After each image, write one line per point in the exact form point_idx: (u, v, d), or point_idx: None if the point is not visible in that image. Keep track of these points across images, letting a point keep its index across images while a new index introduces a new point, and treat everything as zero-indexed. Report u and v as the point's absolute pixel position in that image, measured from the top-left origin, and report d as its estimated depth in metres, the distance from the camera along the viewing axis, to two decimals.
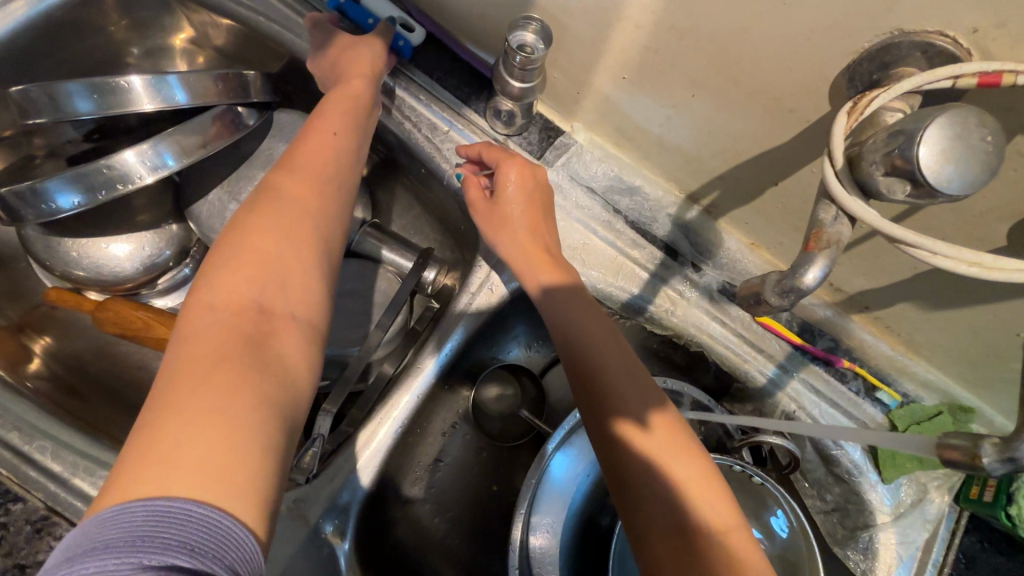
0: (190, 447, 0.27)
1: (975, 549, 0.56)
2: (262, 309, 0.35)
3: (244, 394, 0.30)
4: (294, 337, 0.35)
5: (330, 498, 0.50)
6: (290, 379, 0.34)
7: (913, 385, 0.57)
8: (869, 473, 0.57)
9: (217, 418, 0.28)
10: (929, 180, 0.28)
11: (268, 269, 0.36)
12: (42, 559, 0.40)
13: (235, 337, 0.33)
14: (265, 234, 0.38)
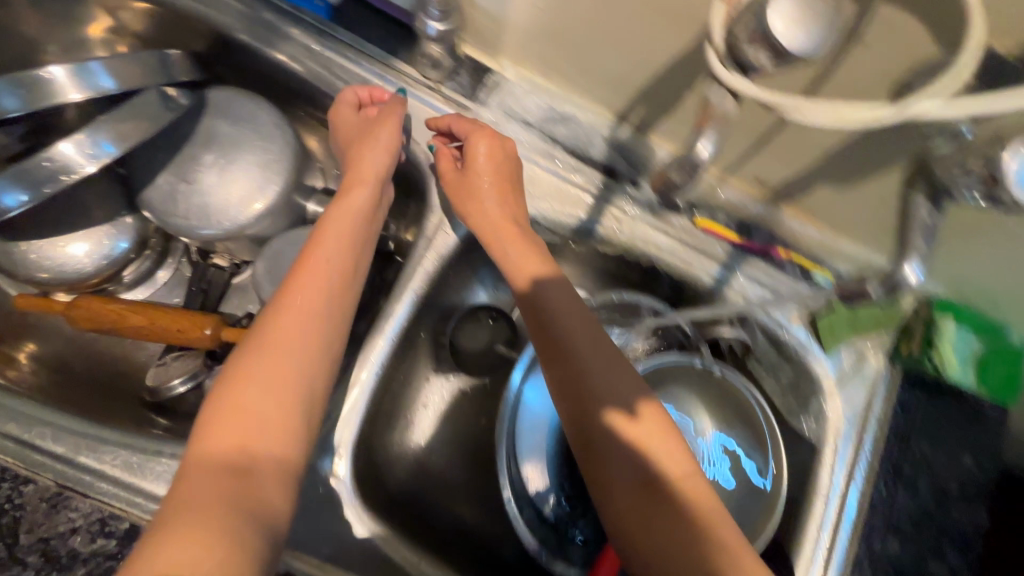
0: (207, 533, 0.33)
1: (911, 399, 0.62)
2: (283, 455, 0.40)
3: (251, 522, 0.36)
4: (277, 482, 0.39)
5: (322, 440, 0.52)
6: (275, 497, 0.38)
7: (844, 264, 0.62)
8: (813, 348, 0.63)
9: (232, 521, 0.35)
10: (784, 43, 0.33)
11: (286, 407, 0.42)
12: (61, 529, 0.43)
13: (231, 484, 0.37)
14: (261, 386, 0.42)
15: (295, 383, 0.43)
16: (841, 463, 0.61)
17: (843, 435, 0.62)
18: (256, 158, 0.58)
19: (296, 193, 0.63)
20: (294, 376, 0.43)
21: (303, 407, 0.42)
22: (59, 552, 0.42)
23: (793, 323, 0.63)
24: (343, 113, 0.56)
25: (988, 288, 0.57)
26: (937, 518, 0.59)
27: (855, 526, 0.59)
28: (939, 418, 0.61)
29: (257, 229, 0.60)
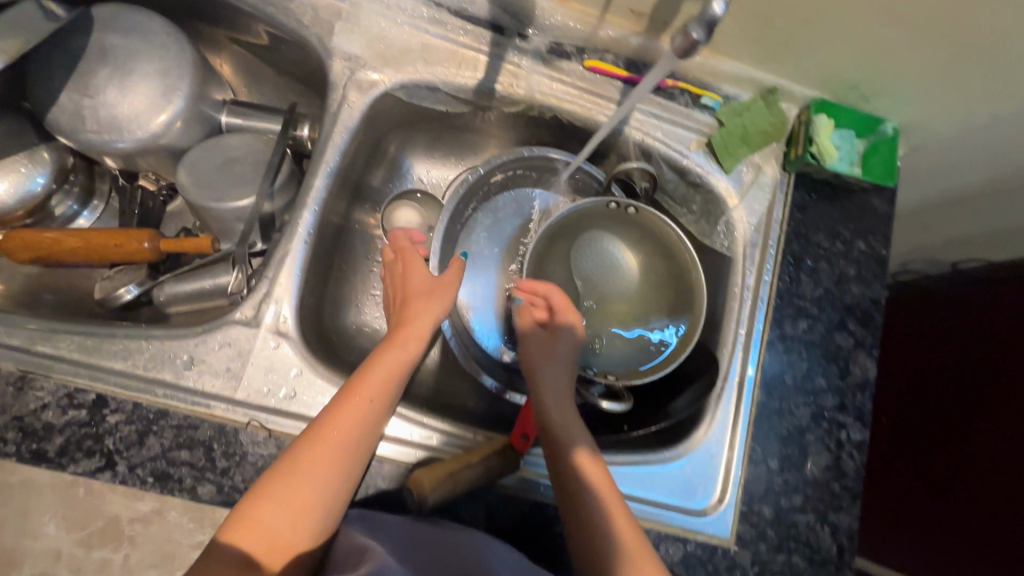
0: (278, 510, 0.45)
1: (806, 200, 0.68)
2: (342, 474, 0.48)
3: (310, 508, 0.46)
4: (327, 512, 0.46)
5: (257, 308, 0.54)
6: (311, 510, 0.46)
7: (728, 85, 0.67)
8: (714, 169, 0.68)
9: (295, 504, 0.45)
10: None
11: (353, 453, 0.49)
12: (32, 406, 0.47)
13: (288, 486, 0.45)
14: (321, 443, 0.48)
15: (359, 445, 0.49)
16: (751, 266, 0.67)
17: (751, 241, 0.68)
18: (153, 66, 0.60)
19: (203, 102, 0.65)
20: (362, 446, 0.50)
21: (350, 480, 0.48)
22: (35, 426, 0.47)
23: (693, 150, 0.68)
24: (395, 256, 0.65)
25: (856, 78, 0.62)
26: (838, 297, 0.67)
27: (769, 317, 0.65)
28: (831, 212, 0.68)
29: (171, 140, 0.63)
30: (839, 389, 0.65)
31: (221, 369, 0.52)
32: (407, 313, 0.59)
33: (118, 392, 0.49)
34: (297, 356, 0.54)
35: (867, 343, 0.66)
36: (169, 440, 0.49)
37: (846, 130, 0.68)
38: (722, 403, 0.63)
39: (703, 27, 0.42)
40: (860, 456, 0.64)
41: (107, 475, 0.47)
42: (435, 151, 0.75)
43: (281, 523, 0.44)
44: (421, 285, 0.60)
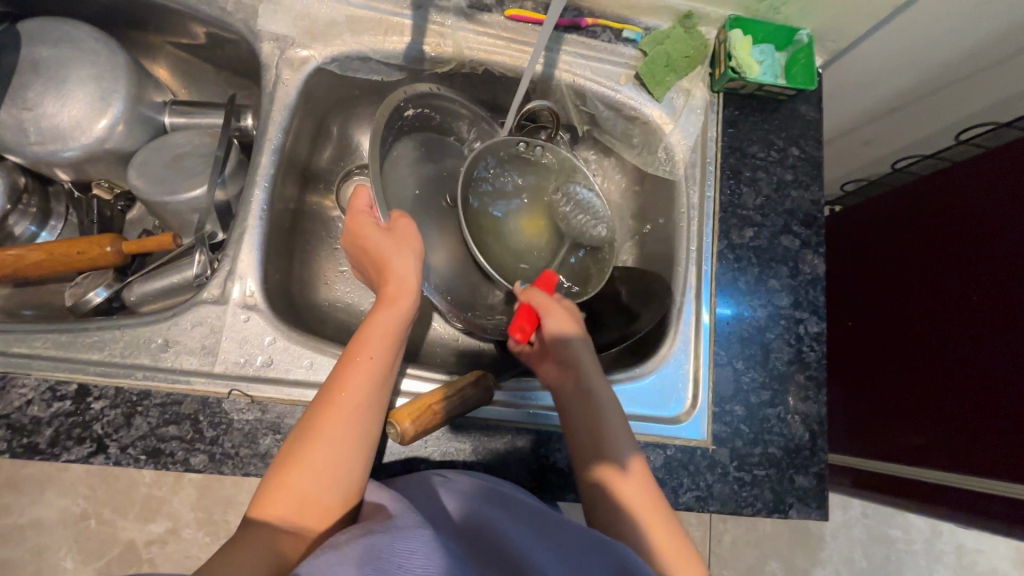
0: (303, 477, 0.46)
1: (736, 116, 0.72)
2: (353, 436, 0.48)
3: (339, 460, 0.47)
4: (355, 463, 0.48)
5: (223, 289, 0.56)
6: (338, 463, 0.47)
7: (646, 16, 0.70)
8: (646, 99, 0.71)
9: (316, 469, 0.46)
10: None
11: (361, 412, 0.49)
12: (17, 403, 0.49)
13: (314, 447, 0.47)
14: (334, 405, 0.49)
15: (366, 404, 0.50)
16: (694, 186, 0.70)
17: (691, 162, 0.71)
18: (86, 72, 0.61)
19: (142, 104, 0.66)
20: (370, 404, 0.50)
21: (369, 431, 0.50)
22: (23, 421, 0.49)
23: (623, 84, 0.70)
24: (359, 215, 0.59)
25: None
26: (779, 204, 0.70)
27: (717, 230, 0.68)
28: (763, 124, 0.72)
29: (116, 143, 0.64)
30: (792, 287, 0.68)
31: (197, 347, 0.54)
32: (384, 259, 0.57)
33: (99, 380, 0.51)
34: (268, 325, 0.56)
35: (813, 242, 0.70)
36: (156, 418, 0.51)
37: (765, 44, 0.71)
38: (684, 318, 0.66)
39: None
40: (820, 347, 0.67)
41: (101, 458, 0.49)
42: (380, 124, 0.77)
43: (306, 486, 0.46)
44: (386, 242, 0.57)
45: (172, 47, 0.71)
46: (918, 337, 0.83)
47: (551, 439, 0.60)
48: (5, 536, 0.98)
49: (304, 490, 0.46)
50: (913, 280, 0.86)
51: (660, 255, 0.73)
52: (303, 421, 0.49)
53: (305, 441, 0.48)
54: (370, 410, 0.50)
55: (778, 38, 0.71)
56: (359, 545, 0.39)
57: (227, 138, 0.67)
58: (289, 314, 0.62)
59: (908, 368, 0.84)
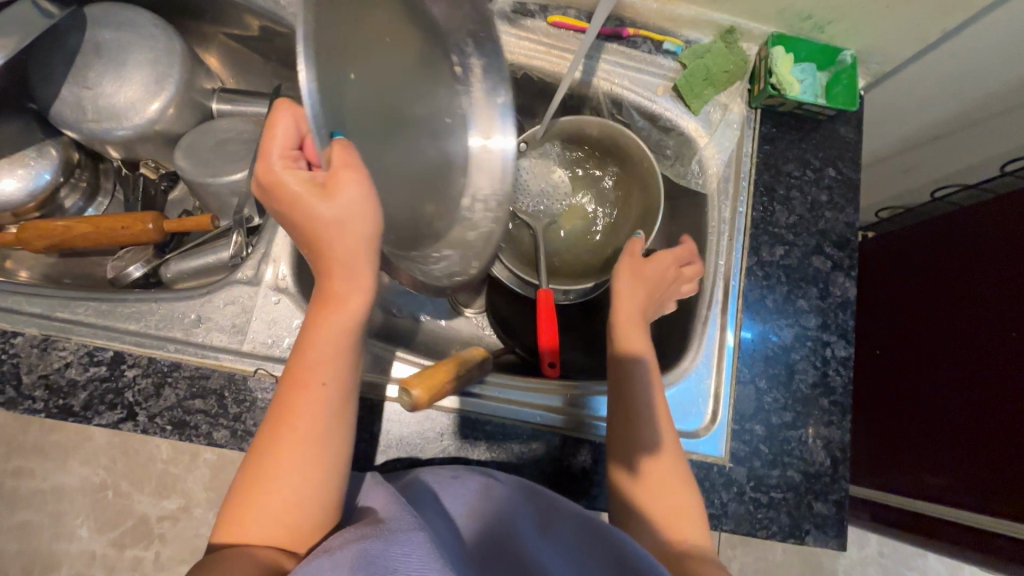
0: (260, 512, 0.43)
1: (773, 134, 0.71)
2: (305, 472, 0.45)
3: (295, 485, 0.44)
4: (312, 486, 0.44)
5: (257, 268, 0.58)
6: (296, 488, 0.44)
7: (688, 30, 0.70)
8: (682, 111, 0.71)
9: (273, 504, 0.44)
10: None
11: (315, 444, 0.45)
12: (56, 365, 0.51)
13: (265, 477, 0.44)
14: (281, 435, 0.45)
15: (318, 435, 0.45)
16: (726, 201, 0.70)
17: (723, 176, 0.70)
18: (145, 56, 0.64)
19: (194, 89, 0.69)
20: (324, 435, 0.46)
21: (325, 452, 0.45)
22: (59, 383, 0.51)
23: (660, 95, 0.71)
24: (291, 175, 0.42)
25: (809, 8, 0.65)
26: (812, 224, 0.69)
27: (746, 246, 0.67)
28: (799, 143, 0.71)
29: (166, 126, 0.67)
30: (820, 309, 0.67)
31: (227, 325, 0.56)
32: (322, 241, 0.44)
33: (133, 349, 0.53)
34: (297, 308, 0.57)
35: (845, 265, 0.69)
36: (184, 390, 0.52)
37: (807, 63, 0.71)
38: (708, 332, 0.66)
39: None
40: (846, 372, 0.66)
41: (129, 425, 0.51)
42: None
43: (266, 519, 0.43)
44: (322, 213, 0.42)
45: (224, 37, 0.74)
46: (949, 373, 0.81)
47: (566, 444, 0.60)
48: (28, 502, 1.00)
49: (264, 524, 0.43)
50: (944, 314, 0.84)
51: None
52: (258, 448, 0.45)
53: (259, 471, 0.44)
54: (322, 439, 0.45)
55: (821, 58, 0.71)
56: (353, 549, 0.39)
57: None
58: None
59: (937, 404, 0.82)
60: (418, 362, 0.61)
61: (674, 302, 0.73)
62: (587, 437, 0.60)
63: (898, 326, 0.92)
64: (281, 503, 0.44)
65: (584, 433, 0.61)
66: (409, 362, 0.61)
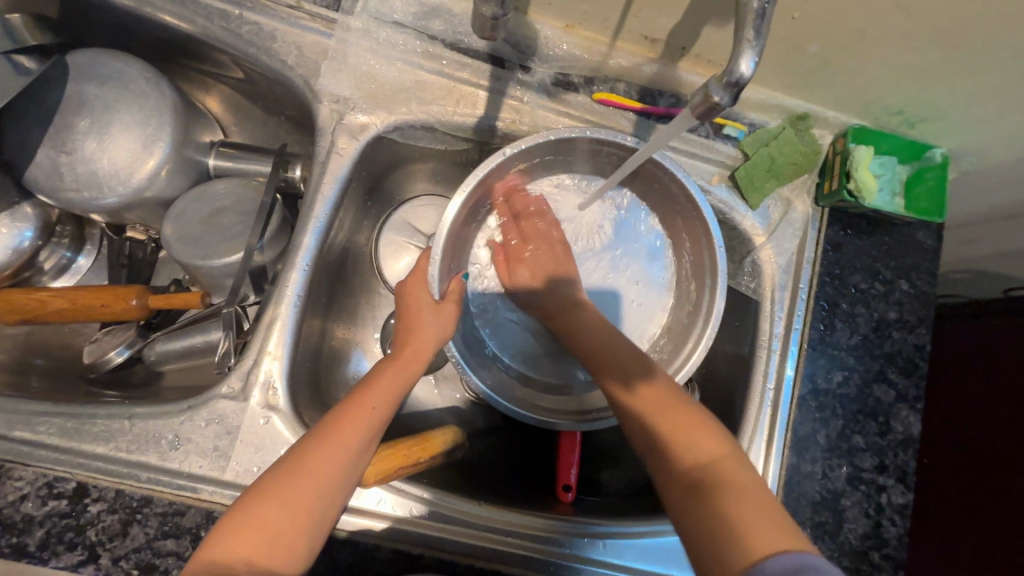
0: (253, 542, 0.41)
1: (840, 237, 0.62)
2: (312, 508, 0.43)
3: (325, 488, 0.44)
4: (337, 494, 0.44)
5: (246, 378, 0.51)
6: (327, 491, 0.44)
7: (754, 113, 0.61)
8: (738, 206, 0.62)
9: (266, 537, 0.41)
10: (727, 97, 0.37)
11: (335, 481, 0.44)
12: (11, 497, 0.45)
13: (296, 471, 0.44)
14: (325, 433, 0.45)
15: (342, 470, 0.45)
16: (780, 311, 0.61)
17: (779, 284, 0.62)
18: (132, 116, 0.56)
19: (189, 148, 0.61)
20: (348, 470, 0.45)
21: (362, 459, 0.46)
22: (15, 519, 0.45)
23: (715, 184, 0.62)
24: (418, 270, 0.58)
25: (900, 104, 0.56)
26: (877, 346, 0.61)
27: (801, 369, 0.60)
28: (869, 250, 0.62)
29: (156, 191, 0.59)
30: (879, 448, 0.59)
31: (208, 449, 0.49)
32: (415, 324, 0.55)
33: (99, 479, 0.47)
34: (288, 431, 0.50)
35: (910, 396, 0.60)
36: (155, 529, 0.46)
37: (888, 157, 0.61)
38: (749, 467, 0.58)
39: (728, 91, 0.37)
40: (902, 523, 0.58)
41: (90, 568, 0.45)
42: (445, 176, 0.71)
43: (273, 526, 0.42)
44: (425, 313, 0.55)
45: (226, 85, 0.66)
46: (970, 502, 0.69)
47: None
48: None
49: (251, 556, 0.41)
50: (963, 431, 0.72)
51: (728, 379, 0.65)
52: (297, 446, 0.45)
53: (293, 461, 0.44)
54: (346, 477, 0.45)
55: (905, 152, 0.61)
56: None
57: (273, 192, 0.62)
58: (311, 404, 0.57)
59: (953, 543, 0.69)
60: (418, 495, 0.54)
61: (711, 416, 0.66)
62: None
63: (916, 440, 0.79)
64: (275, 536, 0.42)
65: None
66: (405, 490, 0.54)
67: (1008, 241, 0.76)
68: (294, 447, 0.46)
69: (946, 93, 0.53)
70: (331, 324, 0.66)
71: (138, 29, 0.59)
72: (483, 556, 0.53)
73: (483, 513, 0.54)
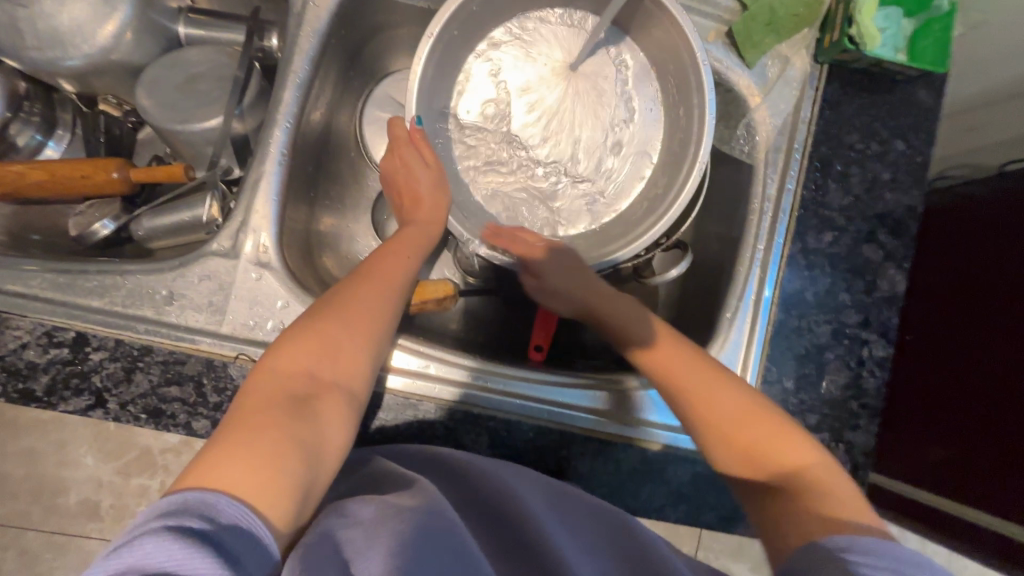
0: (308, 360, 0.42)
1: (838, 96, 0.60)
2: (370, 328, 0.46)
3: (373, 317, 0.47)
4: (381, 323, 0.47)
5: (235, 235, 0.51)
6: (371, 319, 0.47)
7: None
8: (734, 63, 0.61)
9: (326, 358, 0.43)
10: None
11: (383, 317, 0.47)
12: (11, 346, 0.46)
13: (338, 306, 0.46)
14: (364, 279, 0.49)
15: (384, 305, 0.48)
16: (774, 174, 0.61)
17: (774, 145, 0.61)
18: None
19: (155, 9, 0.57)
20: (388, 306, 0.48)
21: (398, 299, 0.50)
22: (18, 366, 0.46)
23: (711, 42, 0.60)
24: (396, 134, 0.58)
25: None
26: (868, 206, 0.60)
27: (792, 229, 0.60)
28: (868, 109, 0.61)
29: (124, 55, 0.56)
30: (864, 304, 0.60)
31: (203, 304, 0.50)
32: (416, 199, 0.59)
33: (98, 330, 0.47)
34: (281, 286, 0.51)
35: (898, 256, 0.61)
36: (158, 376, 0.47)
37: (893, 8, 0.58)
38: (736, 325, 0.60)
39: None
40: (882, 374, 0.60)
41: (99, 412, 0.47)
42: None
43: (326, 343, 0.43)
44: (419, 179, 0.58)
45: None
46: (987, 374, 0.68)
47: (573, 441, 0.55)
48: None
49: (311, 374, 0.42)
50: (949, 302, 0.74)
51: (717, 247, 0.66)
52: (333, 292, 0.47)
53: (339, 299, 0.47)
54: (390, 309, 0.48)
55: (911, 2, 0.58)
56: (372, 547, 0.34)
57: (248, 61, 0.59)
58: (304, 272, 0.57)
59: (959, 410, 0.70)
60: (414, 349, 0.56)
61: (700, 285, 0.67)
62: (593, 434, 0.55)
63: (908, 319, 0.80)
64: (333, 358, 0.43)
65: (591, 431, 0.55)
66: (405, 348, 0.55)
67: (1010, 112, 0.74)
68: (328, 294, 0.48)
69: None
70: (322, 202, 0.65)
71: None
72: (476, 404, 0.55)
73: (481, 366, 0.56)
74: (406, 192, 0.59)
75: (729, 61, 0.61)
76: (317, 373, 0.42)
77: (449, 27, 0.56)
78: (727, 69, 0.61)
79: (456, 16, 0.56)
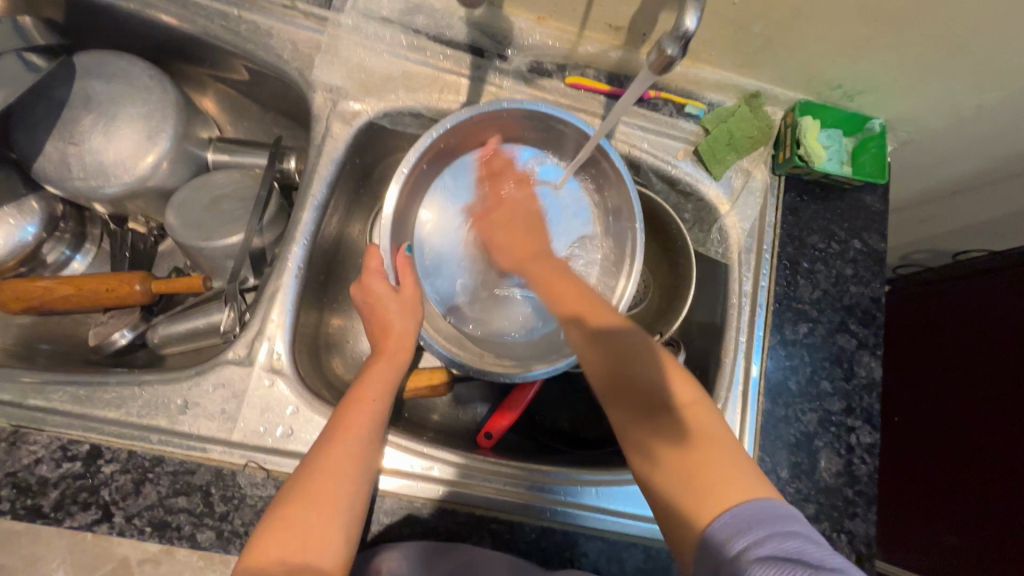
0: (281, 547, 0.42)
1: (797, 203, 0.68)
2: (339, 496, 0.45)
3: (343, 482, 0.46)
4: (351, 485, 0.46)
5: (250, 344, 0.54)
6: (341, 484, 0.46)
7: (712, 93, 0.68)
8: (702, 177, 0.68)
9: (296, 543, 0.42)
10: (676, 53, 0.40)
11: (353, 480, 0.46)
12: (25, 461, 0.47)
13: (306, 477, 0.45)
14: (332, 438, 0.47)
15: (356, 464, 0.47)
16: (747, 273, 0.67)
17: (745, 247, 0.67)
18: (137, 110, 0.60)
19: (189, 141, 0.65)
20: (362, 465, 0.47)
21: (372, 451, 0.49)
22: (30, 481, 0.47)
23: (681, 159, 0.68)
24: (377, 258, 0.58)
25: (839, 78, 0.63)
26: (837, 299, 0.66)
27: (769, 323, 0.65)
28: (823, 213, 0.68)
29: (159, 181, 0.62)
30: (845, 392, 0.64)
31: (216, 412, 0.51)
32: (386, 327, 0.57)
33: (113, 442, 0.49)
34: (292, 394, 0.53)
35: (870, 344, 0.65)
36: (166, 487, 0.48)
37: (833, 129, 0.67)
38: (727, 415, 0.63)
39: (677, 44, 0.40)
40: (872, 460, 0.62)
41: (104, 526, 0.47)
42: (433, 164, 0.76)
43: (296, 527, 0.43)
44: (392, 305, 0.57)
45: (227, 85, 0.71)
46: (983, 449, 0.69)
47: (578, 541, 0.55)
48: None
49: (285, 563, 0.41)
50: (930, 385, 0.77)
51: (703, 339, 0.69)
52: (307, 460, 0.47)
53: (312, 469, 0.46)
54: (363, 468, 0.47)
55: (848, 124, 0.67)
56: None
57: (270, 181, 0.65)
58: (312, 375, 0.60)
59: (960, 488, 0.71)
60: (418, 451, 0.57)
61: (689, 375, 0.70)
62: (597, 533, 0.56)
63: (899, 399, 0.83)
64: (306, 539, 0.43)
65: (593, 530, 0.56)
66: (412, 449, 0.57)
67: (954, 212, 0.83)
68: (303, 461, 0.47)
69: (876, 64, 0.60)
70: (332, 307, 0.69)
71: (140, 32, 0.64)
72: (482, 506, 0.55)
73: (486, 468, 0.58)
74: (375, 318, 0.57)
75: (697, 176, 0.68)
76: (290, 559, 0.42)
77: (420, 161, 0.60)
78: (698, 182, 0.68)
79: (445, 135, 0.60)
